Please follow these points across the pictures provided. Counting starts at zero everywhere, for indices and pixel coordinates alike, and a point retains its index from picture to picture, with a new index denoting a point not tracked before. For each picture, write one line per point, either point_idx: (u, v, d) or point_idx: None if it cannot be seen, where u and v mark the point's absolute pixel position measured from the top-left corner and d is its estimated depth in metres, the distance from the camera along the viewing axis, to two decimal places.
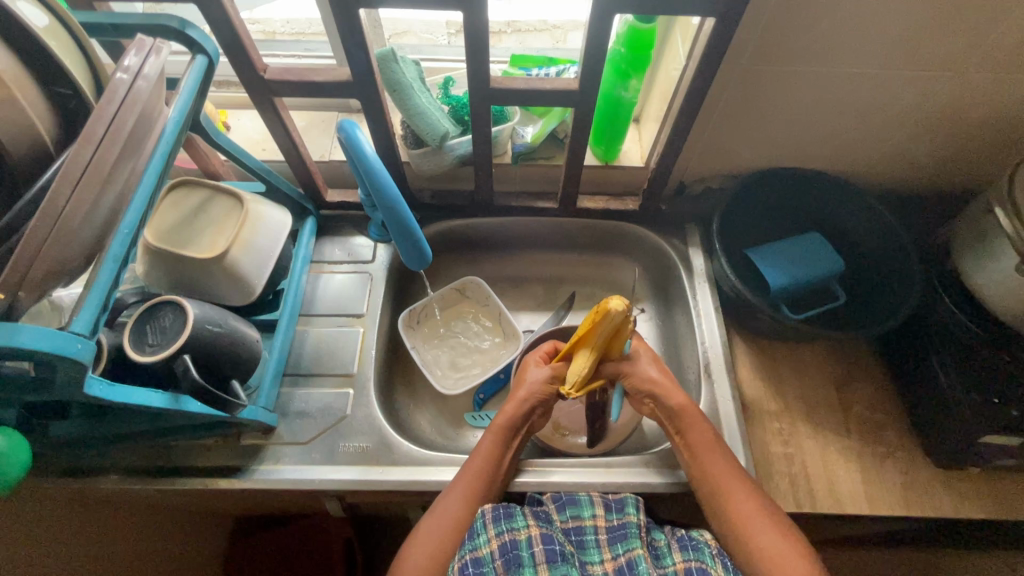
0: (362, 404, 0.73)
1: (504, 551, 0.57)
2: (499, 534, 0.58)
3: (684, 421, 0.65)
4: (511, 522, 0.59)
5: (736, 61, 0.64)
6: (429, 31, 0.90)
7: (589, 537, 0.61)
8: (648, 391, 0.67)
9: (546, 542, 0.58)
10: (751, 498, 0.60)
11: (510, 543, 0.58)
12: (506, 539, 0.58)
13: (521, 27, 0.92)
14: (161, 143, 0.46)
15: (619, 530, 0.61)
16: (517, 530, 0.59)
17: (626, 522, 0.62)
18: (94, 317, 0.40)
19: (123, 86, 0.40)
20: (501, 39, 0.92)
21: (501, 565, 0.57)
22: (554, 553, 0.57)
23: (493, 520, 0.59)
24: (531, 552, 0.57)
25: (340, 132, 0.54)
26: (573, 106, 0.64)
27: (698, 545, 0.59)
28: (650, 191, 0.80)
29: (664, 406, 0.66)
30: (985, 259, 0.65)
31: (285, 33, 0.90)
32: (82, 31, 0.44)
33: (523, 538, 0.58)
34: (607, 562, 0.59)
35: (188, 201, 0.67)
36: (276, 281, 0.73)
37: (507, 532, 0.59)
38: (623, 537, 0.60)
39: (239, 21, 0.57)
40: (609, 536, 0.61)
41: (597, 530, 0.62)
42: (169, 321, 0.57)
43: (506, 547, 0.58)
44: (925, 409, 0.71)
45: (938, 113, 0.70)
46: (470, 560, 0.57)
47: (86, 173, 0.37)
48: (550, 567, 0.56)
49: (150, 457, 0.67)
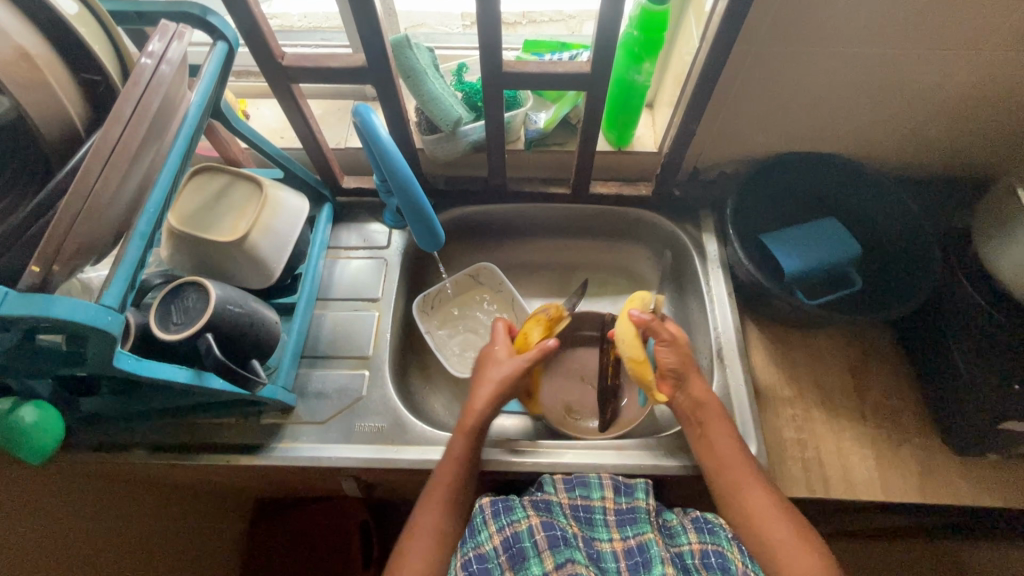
0: (377, 385, 0.75)
1: (507, 546, 0.60)
2: (501, 529, 0.61)
3: (705, 413, 0.65)
4: (511, 516, 0.62)
5: (751, 43, 0.64)
6: (446, 22, 0.91)
7: (597, 516, 0.63)
8: (673, 376, 0.67)
9: (546, 530, 0.60)
10: (768, 497, 0.61)
11: (512, 537, 0.60)
12: (507, 532, 0.61)
13: (536, 17, 0.93)
14: (184, 127, 0.48)
15: (628, 513, 0.63)
16: (517, 523, 0.61)
17: (635, 507, 0.63)
18: (123, 292, 0.42)
19: (148, 70, 0.41)
20: (515, 30, 0.93)
21: (505, 562, 0.60)
22: (556, 538, 0.60)
23: (493, 515, 0.62)
24: (534, 542, 0.60)
25: (357, 117, 0.54)
26: (586, 89, 0.64)
27: (713, 528, 0.62)
28: (663, 176, 0.79)
29: (688, 395, 0.66)
30: (1006, 241, 0.64)
31: (304, 26, 0.92)
32: (111, 19, 0.46)
33: (524, 529, 0.61)
34: (616, 541, 0.62)
35: (209, 185, 0.68)
36: (294, 265, 0.75)
37: (507, 527, 0.61)
38: (633, 521, 0.62)
39: (259, 9, 0.58)
40: (618, 518, 0.63)
41: (605, 511, 0.63)
42: (192, 301, 0.59)
43: (508, 541, 0.60)
44: (945, 396, 0.70)
45: (960, 94, 0.68)
46: (473, 557, 0.60)
47: (116, 150, 0.39)
48: (554, 553, 0.59)
49: (175, 434, 0.69)
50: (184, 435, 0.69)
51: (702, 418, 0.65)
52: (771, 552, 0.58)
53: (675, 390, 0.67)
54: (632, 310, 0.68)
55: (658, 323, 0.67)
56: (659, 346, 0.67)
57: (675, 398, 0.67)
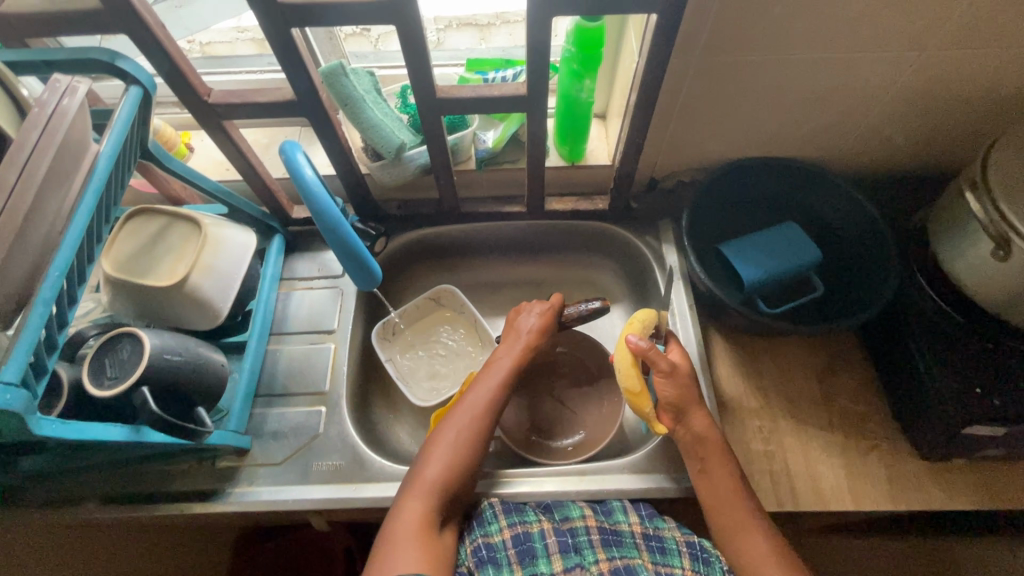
0: (335, 421, 0.73)
1: (517, 542, 0.61)
2: (512, 525, 0.62)
3: (706, 449, 0.63)
4: (522, 516, 0.64)
5: (690, 53, 0.62)
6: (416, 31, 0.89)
7: (582, 538, 0.61)
8: (674, 408, 0.64)
9: (557, 534, 0.61)
10: (767, 541, 0.58)
11: (523, 535, 0.61)
12: (519, 530, 0.62)
13: (510, 18, 0.90)
14: (93, 179, 0.46)
15: (613, 534, 0.62)
16: (529, 524, 0.63)
17: (619, 530, 0.63)
18: (26, 363, 0.40)
19: (37, 127, 0.40)
20: (490, 33, 0.91)
21: (514, 556, 0.60)
22: (567, 544, 0.61)
23: (505, 512, 0.64)
24: (545, 543, 0.61)
25: (283, 155, 0.53)
26: (525, 109, 0.63)
27: (709, 558, 0.62)
28: (618, 189, 0.78)
29: (688, 428, 0.64)
30: (959, 243, 0.63)
31: None
32: (7, 74, 0.44)
33: (535, 531, 0.62)
34: (602, 563, 0.60)
35: (146, 228, 0.66)
36: (243, 302, 0.74)
37: (519, 524, 0.62)
38: (619, 543, 0.61)
39: (177, 49, 0.56)
40: (603, 538, 0.61)
41: (589, 531, 0.62)
42: (127, 353, 0.57)
43: (519, 538, 0.61)
44: (907, 400, 0.70)
45: (907, 94, 0.67)
46: (482, 544, 0.61)
47: (0, 221, 0.37)
48: (562, 556, 0.60)
49: (126, 484, 0.67)
50: (136, 486, 0.67)
51: (705, 455, 0.63)
52: None
53: (676, 424, 0.65)
54: (631, 336, 0.65)
55: (656, 352, 0.64)
56: (658, 376, 0.64)
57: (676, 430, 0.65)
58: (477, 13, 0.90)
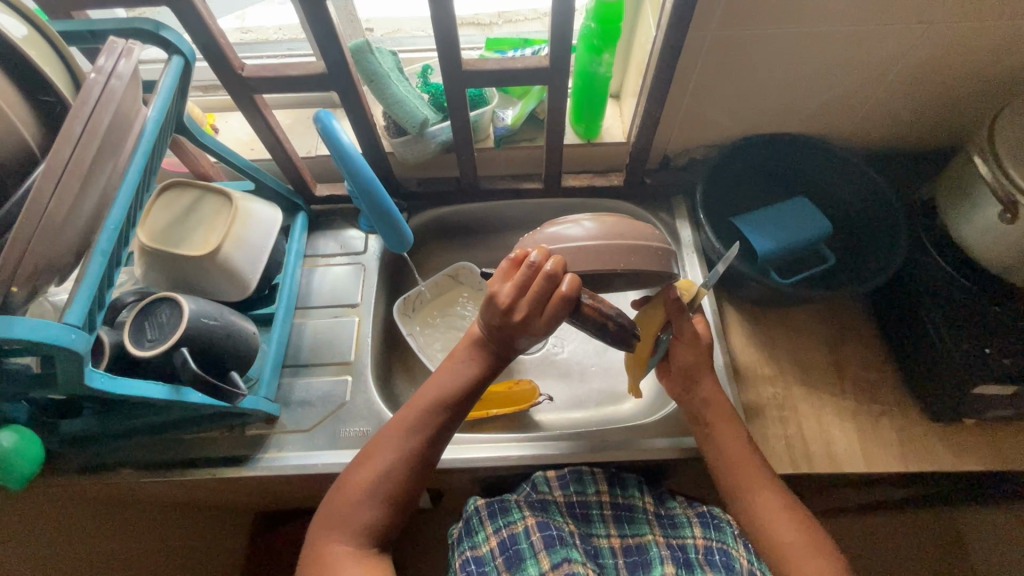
0: (361, 390, 0.75)
1: (503, 548, 0.62)
2: (498, 531, 0.63)
3: (714, 414, 0.64)
4: (506, 517, 0.64)
5: (707, 28, 0.64)
6: (423, 28, 0.92)
7: (594, 512, 0.65)
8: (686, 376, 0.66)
9: (543, 530, 0.62)
10: (780, 499, 0.59)
11: (509, 539, 0.62)
12: (504, 535, 0.62)
13: (510, 17, 0.94)
14: (142, 142, 0.48)
15: (625, 510, 0.66)
16: (514, 524, 0.63)
17: (632, 505, 0.66)
18: (87, 308, 0.42)
19: (97, 85, 0.42)
20: (491, 31, 0.94)
21: (502, 563, 0.61)
22: (552, 538, 0.61)
23: (489, 517, 0.64)
24: (530, 542, 0.61)
25: (318, 124, 0.55)
26: (548, 82, 0.65)
27: (719, 525, 0.64)
28: (633, 165, 0.80)
29: (695, 396, 0.66)
30: (968, 209, 0.65)
31: (279, 37, 0.93)
32: (61, 38, 0.46)
33: (520, 530, 0.62)
34: (613, 537, 0.64)
35: (178, 201, 0.68)
36: (271, 275, 0.76)
37: (504, 528, 0.63)
38: (630, 520, 0.65)
39: (215, 22, 0.58)
40: (614, 514, 0.65)
41: (602, 506, 0.66)
42: (166, 316, 0.60)
43: (506, 544, 0.62)
44: (917, 366, 0.71)
45: (915, 67, 0.69)
46: (471, 558, 0.62)
47: (68, 170, 0.39)
48: (549, 552, 0.60)
49: (160, 450, 0.69)
50: (168, 451, 0.69)
51: (709, 419, 0.64)
52: (783, 557, 0.56)
53: (685, 391, 0.67)
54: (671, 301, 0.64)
55: (686, 322, 0.63)
56: (680, 341, 0.65)
57: (681, 394, 0.67)
58: (481, 11, 0.93)
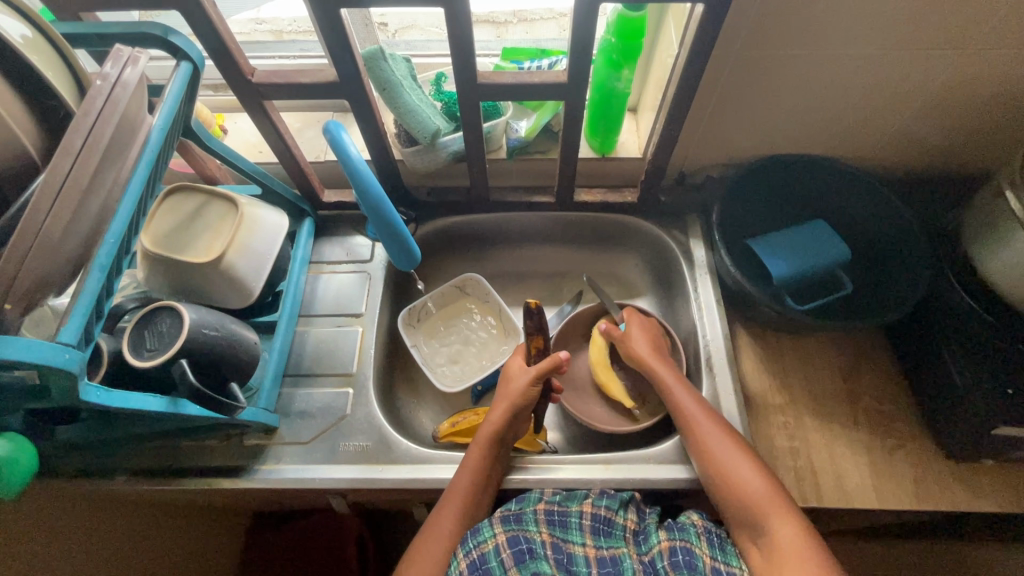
0: (362, 403, 0.74)
1: (473, 568, 0.58)
2: (468, 553, 0.59)
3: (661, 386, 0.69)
4: (477, 537, 0.60)
5: (731, 47, 0.62)
6: (436, 26, 0.90)
7: (572, 520, 0.61)
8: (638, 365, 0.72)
9: (513, 545, 0.58)
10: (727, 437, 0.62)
11: (479, 559, 0.58)
12: (474, 555, 0.58)
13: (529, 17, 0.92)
14: (146, 151, 0.47)
15: (603, 523, 0.61)
16: (484, 543, 0.59)
17: (611, 518, 0.62)
18: (82, 326, 0.41)
19: (101, 94, 0.41)
20: (507, 30, 0.92)
21: None
22: (522, 553, 0.57)
23: (462, 543, 0.60)
24: (500, 559, 0.57)
25: (327, 134, 0.53)
26: (564, 97, 0.63)
27: (684, 527, 0.60)
28: (648, 182, 0.78)
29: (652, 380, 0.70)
30: (997, 243, 0.63)
31: (292, 32, 0.92)
32: (66, 43, 0.45)
33: (491, 549, 0.58)
34: (589, 547, 0.59)
35: (184, 206, 0.67)
36: (275, 282, 0.74)
37: (474, 549, 0.59)
38: (607, 533, 0.61)
39: (225, 26, 0.56)
40: (592, 525, 0.61)
41: (581, 515, 0.61)
42: (166, 326, 0.58)
43: (476, 563, 0.58)
44: (935, 401, 0.69)
45: (946, 93, 0.67)
46: None
47: (67, 183, 0.38)
48: (520, 568, 0.56)
49: (157, 459, 0.68)
50: (168, 458, 0.68)
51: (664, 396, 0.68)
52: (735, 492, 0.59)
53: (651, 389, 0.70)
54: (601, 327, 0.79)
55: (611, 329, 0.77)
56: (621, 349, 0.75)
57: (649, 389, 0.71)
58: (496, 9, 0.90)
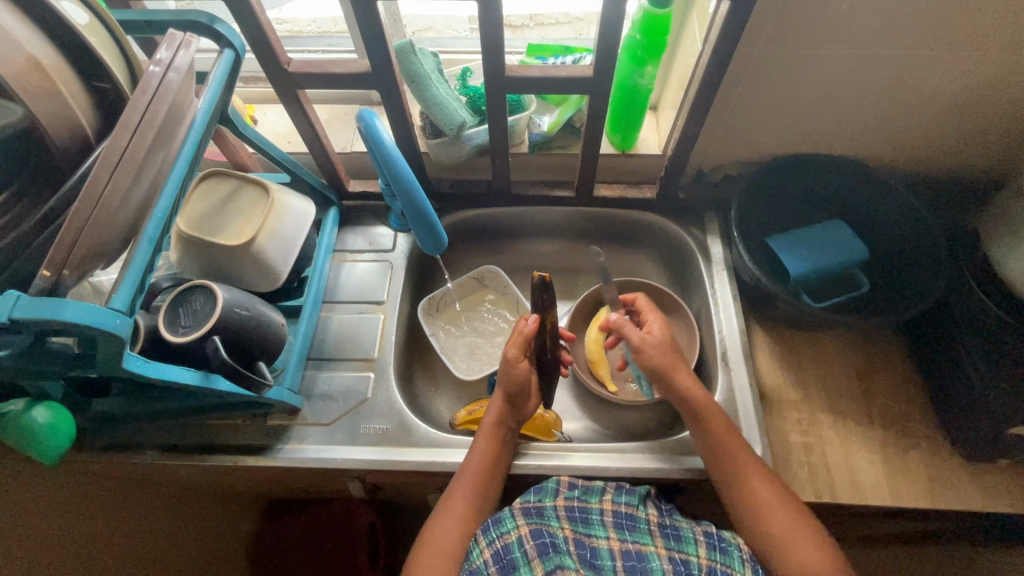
0: (382, 388, 0.75)
1: (497, 559, 0.59)
2: (491, 543, 0.60)
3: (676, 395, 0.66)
4: (500, 528, 0.61)
5: (754, 45, 0.64)
6: (452, 27, 0.93)
7: (594, 516, 0.62)
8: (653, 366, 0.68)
9: (536, 538, 0.59)
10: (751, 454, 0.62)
11: (502, 550, 0.59)
12: (498, 546, 0.59)
13: (543, 20, 0.94)
14: (192, 133, 0.49)
15: (626, 518, 0.62)
16: (507, 535, 0.60)
17: (633, 513, 0.63)
18: (131, 296, 0.43)
19: (156, 77, 0.43)
20: (523, 32, 0.94)
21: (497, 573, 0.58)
22: (546, 545, 0.58)
23: (483, 531, 0.62)
24: (524, 550, 0.58)
25: (361, 121, 0.54)
26: (589, 92, 0.65)
27: (727, 547, 0.60)
28: (667, 178, 0.79)
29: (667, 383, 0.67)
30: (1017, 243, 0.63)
31: (312, 31, 0.94)
32: (120, 28, 0.47)
33: (514, 540, 0.59)
34: (613, 540, 0.60)
35: (217, 191, 0.69)
36: (301, 268, 0.76)
37: (498, 540, 0.60)
38: (632, 528, 0.61)
39: (266, 17, 0.59)
40: (615, 520, 0.62)
41: (602, 512, 0.62)
42: (200, 304, 0.60)
43: (499, 553, 0.59)
44: (952, 400, 0.70)
45: (967, 95, 0.68)
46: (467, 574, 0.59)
47: (124, 158, 0.40)
48: (543, 560, 0.57)
49: (183, 435, 0.70)
50: (193, 435, 0.70)
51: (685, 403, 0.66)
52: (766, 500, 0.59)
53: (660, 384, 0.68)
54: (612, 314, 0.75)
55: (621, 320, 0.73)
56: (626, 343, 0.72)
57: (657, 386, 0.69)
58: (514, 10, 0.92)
